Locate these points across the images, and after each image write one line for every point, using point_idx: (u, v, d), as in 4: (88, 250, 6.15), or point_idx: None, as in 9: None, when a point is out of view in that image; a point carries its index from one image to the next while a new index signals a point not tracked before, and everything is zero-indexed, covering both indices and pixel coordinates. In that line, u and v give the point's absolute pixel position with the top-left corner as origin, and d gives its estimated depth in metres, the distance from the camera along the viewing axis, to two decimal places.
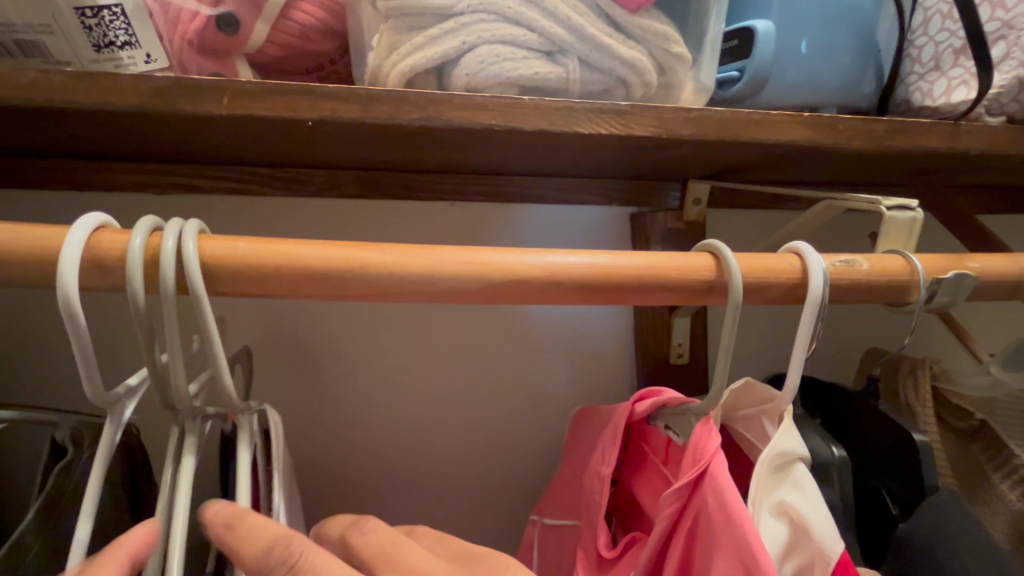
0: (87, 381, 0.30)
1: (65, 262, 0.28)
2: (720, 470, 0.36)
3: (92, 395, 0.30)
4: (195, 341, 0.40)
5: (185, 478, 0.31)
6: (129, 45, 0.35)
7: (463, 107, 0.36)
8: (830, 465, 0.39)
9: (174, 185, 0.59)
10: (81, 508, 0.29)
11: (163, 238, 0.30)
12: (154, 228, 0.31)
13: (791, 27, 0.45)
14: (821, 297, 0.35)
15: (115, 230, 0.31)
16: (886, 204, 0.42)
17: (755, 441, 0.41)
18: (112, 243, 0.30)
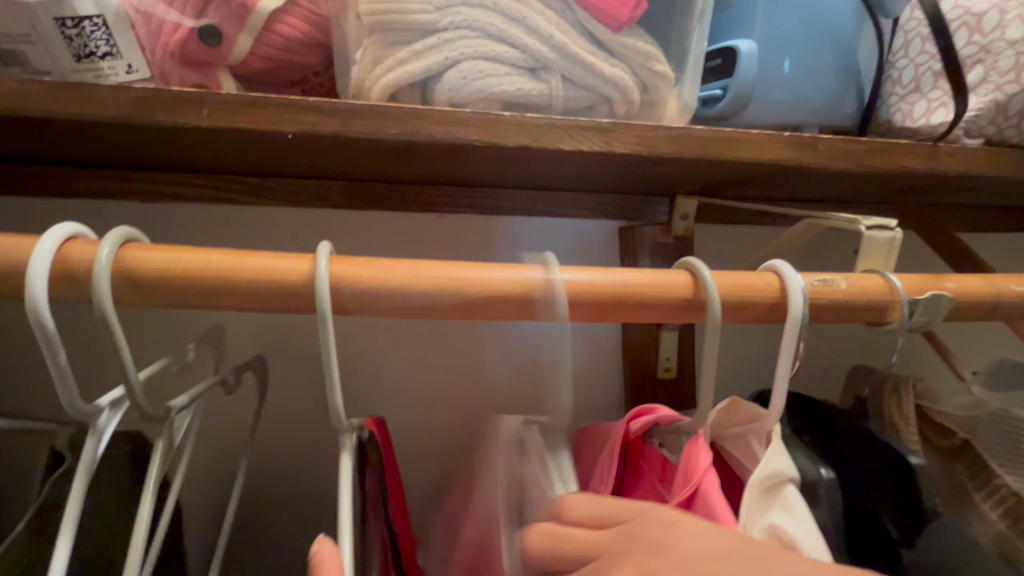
0: (63, 393, 0.29)
1: (33, 275, 0.28)
2: (712, 488, 0.35)
3: (68, 408, 0.30)
4: (193, 352, 0.40)
5: (348, 499, 0.30)
6: (110, 56, 0.35)
7: (445, 122, 0.36)
8: (817, 486, 0.39)
9: (161, 193, 0.59)
10: (62, 525, 0.29)
11: (317, 261, 0.31)
12: (126, 239, 0.31)
13: (773, 48, 0.46)
14: (801, 316, 0.35)
15: (89, 240, 0.31)
16: (866, 223, 0.42)
17: (742, 460, 0.41)
18: (83, 256, 0.29)
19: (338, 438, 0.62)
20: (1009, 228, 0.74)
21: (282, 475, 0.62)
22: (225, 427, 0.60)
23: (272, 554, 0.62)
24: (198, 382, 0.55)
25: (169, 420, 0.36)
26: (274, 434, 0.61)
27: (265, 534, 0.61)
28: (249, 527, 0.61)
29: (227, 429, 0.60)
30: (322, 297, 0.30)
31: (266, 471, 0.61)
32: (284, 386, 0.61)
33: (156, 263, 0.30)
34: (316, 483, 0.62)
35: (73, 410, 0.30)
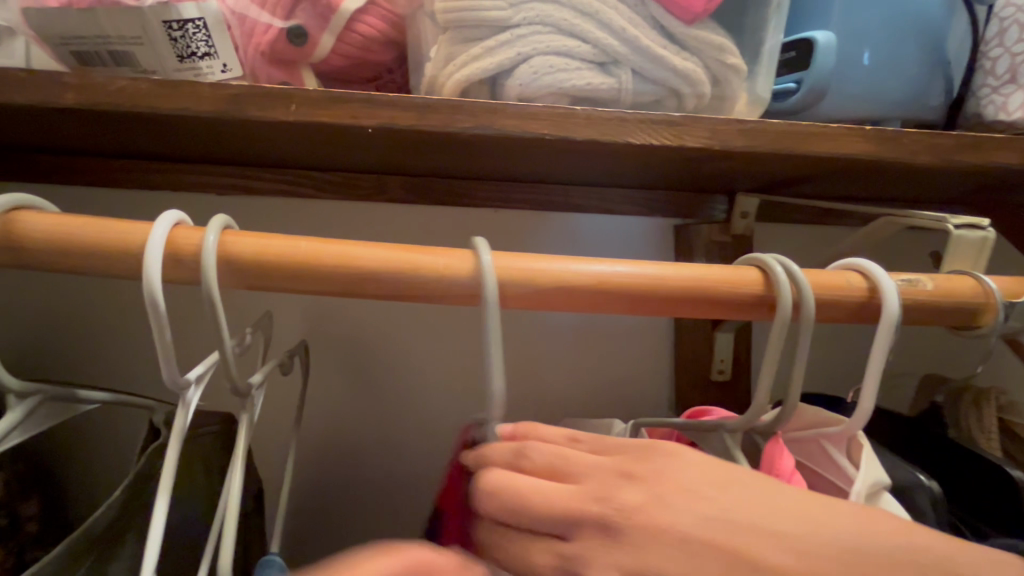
0: (169, 368, 0.31)
1: (148, 256, 0.30)
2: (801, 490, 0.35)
3: (168, 379, 0.32)
4: (250, 334, 0.41)
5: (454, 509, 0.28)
6: (208, 56, 0.37)
7: (517, 116, 0.37)
8: (916, 491, 0.37)
9: (237, 185, 0.63)
10: (162, 481, 0.32)
11: (482, 255, 0.33)
12: (223, 226, 0.33)
13: (854, 38, 0.44)
14: (897, 318, 0.34)
15: (190, 226, 0.33)
16: (954, 221, 0.40)
17: (810, 464, 0.39)
18: (187, 239, 0.31)
19: (394, 422, 0.65)
20: None
21: (340, 460, 0.64)
22: (288, 408, 0.63)
23: (329, 531, 0.64)
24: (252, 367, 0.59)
25: (249, 396, 0.37)
26: (334, 418, 0.64)
27: (325, 513, 0.64)
28: (309, 508, 0.64)
29: (289, 409, 0.63)
30: (488, 285, 0.32)
31: (326, 454, 0.64)
32: (347, 371, 0.64)
33: (256, 247, 0.32)
34: (373, 467, 0.65)
35: (176, 379, 0.32)
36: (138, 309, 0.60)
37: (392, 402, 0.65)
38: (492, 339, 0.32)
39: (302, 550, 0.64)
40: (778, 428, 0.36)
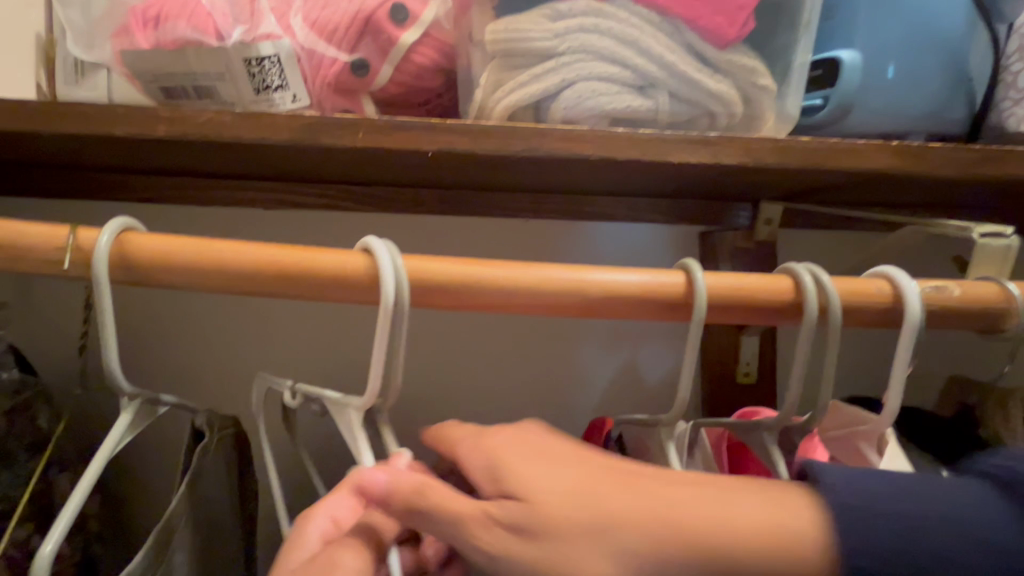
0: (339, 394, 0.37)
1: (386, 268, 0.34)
2: None
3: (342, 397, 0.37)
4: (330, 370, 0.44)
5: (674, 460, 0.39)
6: (281, 88, 0.41)
7: (563, 139, 0.40)
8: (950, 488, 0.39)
9: (286, 201, 0.67)
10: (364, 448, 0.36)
11: (694, 273, 0.36)
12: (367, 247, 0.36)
13: (878, 56, 0.46)
14: (919, 323, 0.36)
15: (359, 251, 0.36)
16: (978, 230, 0.42)
17: (846, 462, 0.41)
18: (300, 261, 0.34)
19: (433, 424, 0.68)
20: None
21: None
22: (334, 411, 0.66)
23: None
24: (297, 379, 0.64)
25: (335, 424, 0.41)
26: None
27: None
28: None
29: None
30: (703, 296, 0.35)
31: None
32: None
33: (306, 266, 0.35)
34: None
35: (364, 409, 0.36)
36: (201, 319, 0.63)
37: (431, 405, 0.68)
38: (696, 345, 0.36)
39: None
40: (813, 430, 0.38)
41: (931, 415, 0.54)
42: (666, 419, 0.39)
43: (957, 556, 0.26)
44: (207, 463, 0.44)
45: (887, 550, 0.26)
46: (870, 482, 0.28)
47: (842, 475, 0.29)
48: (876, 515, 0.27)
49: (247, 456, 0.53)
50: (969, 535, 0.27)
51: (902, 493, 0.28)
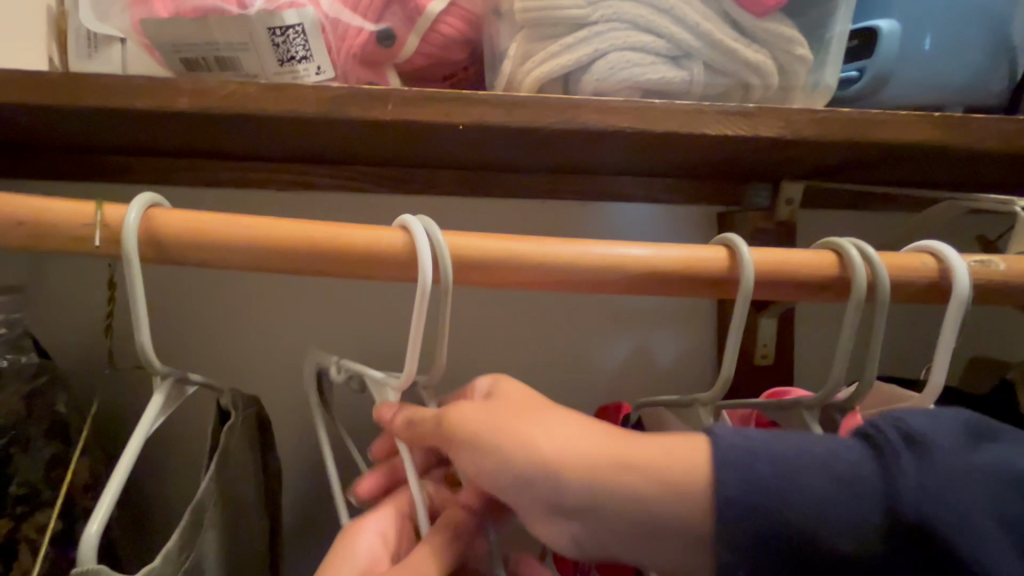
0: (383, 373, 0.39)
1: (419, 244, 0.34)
2: None
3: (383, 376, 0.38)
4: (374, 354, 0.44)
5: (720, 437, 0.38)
6: (306, 59, 0.40)
7: (598, 111, 0.39)
8: None
9: (301, 182, 0.65)
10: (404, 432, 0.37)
11: (738, 247, 0.35)
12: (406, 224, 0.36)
13: (917, 26, 0.45)
14: (967, 297, 0.35)
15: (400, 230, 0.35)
16: (1021, 204, 0.41)
17: None
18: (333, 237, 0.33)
19: None
20: None
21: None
22: None
23: None
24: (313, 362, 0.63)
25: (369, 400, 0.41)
26: None
27: None
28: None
29: None
30: (747, 270, 0.34)
31: None
32: None
33: (336, 245, 0.34)
34: None
35: (401, 388, 0.37)
36: (211, 301, 0.61)
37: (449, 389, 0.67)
38: (740, 322, 0.35)
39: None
40: (855, 405, 0.38)
41: (962, 395, 0.53)
42: (702, 397, 0.39)
43: (820, 496, 0.29)
44: (233, 444, 0.44)
45: (752, 489, 0.29)
46: (747, 433, 0.31)
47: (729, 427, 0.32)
48: (751, 459, 0.30)
49: (271, 438, 0.52)
50: (833, 479, 0.29)
51: (779, 440, 0.30)
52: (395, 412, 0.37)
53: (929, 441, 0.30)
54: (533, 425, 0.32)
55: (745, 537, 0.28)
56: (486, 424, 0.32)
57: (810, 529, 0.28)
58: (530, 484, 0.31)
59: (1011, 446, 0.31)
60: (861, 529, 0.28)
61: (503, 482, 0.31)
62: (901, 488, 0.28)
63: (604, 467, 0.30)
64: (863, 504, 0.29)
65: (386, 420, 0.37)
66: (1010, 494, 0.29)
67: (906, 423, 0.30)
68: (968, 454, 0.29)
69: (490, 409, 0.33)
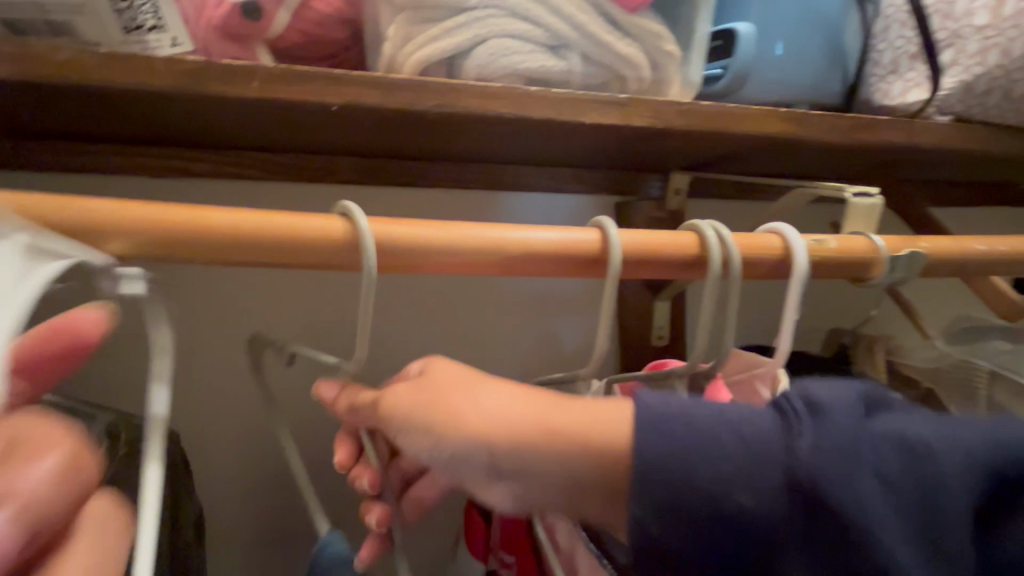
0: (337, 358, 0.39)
1: None
2: None
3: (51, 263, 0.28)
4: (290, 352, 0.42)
5: None
6: (157, 28, 0.36)
7: (476, 96, 0.39)
8: None
9: (178, 170, 0.59)
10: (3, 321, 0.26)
11: (607, 228, 0.37)
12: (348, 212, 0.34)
13: (769, 30, 0.49)
14: (805, 272, 0.39)
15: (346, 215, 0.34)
16: (850, 191, 0.47)
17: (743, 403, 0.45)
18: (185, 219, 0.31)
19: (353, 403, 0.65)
20: (975, 202, 0.79)
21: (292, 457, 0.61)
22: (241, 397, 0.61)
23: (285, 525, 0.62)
24: (195, 363, 0.58)
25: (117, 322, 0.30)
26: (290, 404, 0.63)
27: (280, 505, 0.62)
28: (262, 503, 0.61)
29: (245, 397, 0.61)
30: (616, 251, 0.36)
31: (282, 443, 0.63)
32: None
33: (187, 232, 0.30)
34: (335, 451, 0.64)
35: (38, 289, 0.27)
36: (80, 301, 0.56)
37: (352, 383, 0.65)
38: (612, 299, 0.37)
39: (257, 549, 0.61)
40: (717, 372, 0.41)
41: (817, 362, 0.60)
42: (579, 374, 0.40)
43: (726, 460, 0.30)
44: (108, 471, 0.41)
45: (667, 450, 0.30)
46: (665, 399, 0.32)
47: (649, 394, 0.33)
48: (668, 424, 0.31)
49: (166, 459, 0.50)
50: (739, 444, 0.31)
51: (695, 403, 0.32)
52: (338, 394, 0.39)
53: (829, 407, 0.32)
54: (457, 399, 0.31)
55: (654, 496, 0.30)
56: (416, 404, 0.32)
57: (715, 489, 0.30)
58: (466, 460, 0.30)
59: (896, 413, 0.33)
60: (761, 488, 0.30)
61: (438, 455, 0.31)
62: (796, 450, 0.30)
63: (542, 437, 0.30)
64: (766, 467, 0.30)
65: (330, 400, 0.40)
66: (895, 457, 0.31)
67: (805, 389, 0.33)
68: (860, 419, 0.32)
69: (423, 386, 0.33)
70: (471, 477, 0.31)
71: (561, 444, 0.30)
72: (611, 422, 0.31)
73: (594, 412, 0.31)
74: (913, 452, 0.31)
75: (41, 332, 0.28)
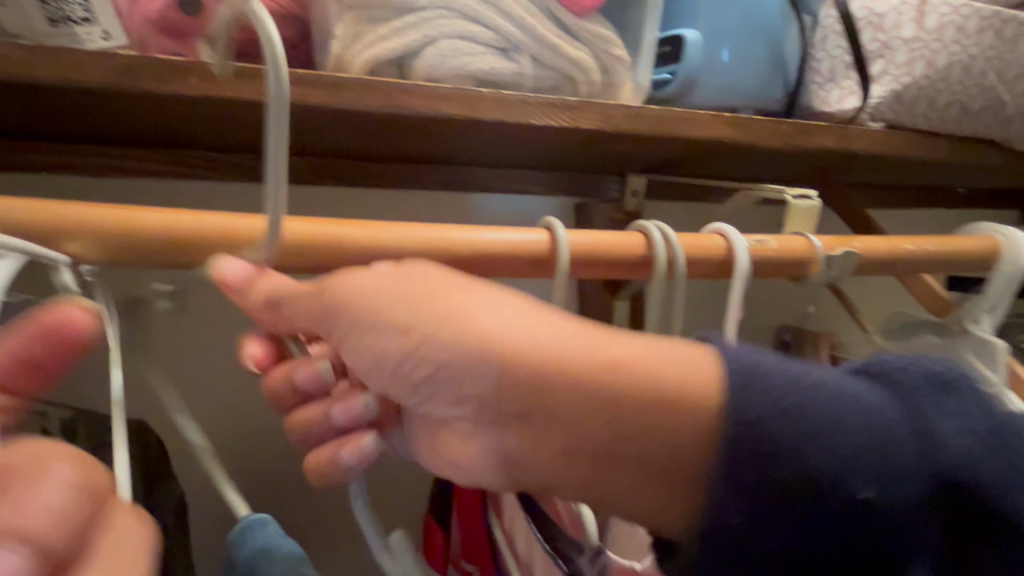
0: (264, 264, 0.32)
1: None
2: None
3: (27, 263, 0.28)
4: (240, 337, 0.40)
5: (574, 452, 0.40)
6: (87, 21, 0.35)
7: (425, 97, 0.39)
8: None
9: (114, 169, 0.55)
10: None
11: (555, 229, 0.37)
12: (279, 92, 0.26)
13: (715, 37, 0.51)
14: (746, 271, 0.41)
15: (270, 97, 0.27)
16: (791, 193, 0.49)
17: None
18: (114, 221, 0.29)
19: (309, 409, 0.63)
20: (909, 205, 0.84)
21: (246, 462, 0.60)
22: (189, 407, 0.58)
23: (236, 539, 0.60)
24: (137, 371, 0.55)
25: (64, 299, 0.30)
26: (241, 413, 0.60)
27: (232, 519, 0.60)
28: (213, 516, 0.59)
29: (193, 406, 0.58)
30: (565, 252, 0.37)
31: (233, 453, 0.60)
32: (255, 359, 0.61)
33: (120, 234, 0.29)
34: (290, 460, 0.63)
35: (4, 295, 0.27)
36: None
37: None
38: (562, 299, 0.37)
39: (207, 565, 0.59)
40: None
41: None
42: None
43: (841, 434, 0.28)
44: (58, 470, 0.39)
45: (780, 431, 0.27)
46: (750, 351, 0.30)
47: (738, 345, 0.30)
48: (772, 382, 0.28)
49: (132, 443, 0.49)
50: (854, 423, 0.28)
51: (803, 375, 0.29)
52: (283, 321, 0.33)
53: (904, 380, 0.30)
54: (448, 326, 0.28)
55: (782, 487, 0.27)
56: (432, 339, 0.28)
57: (832, 470, 0.27)
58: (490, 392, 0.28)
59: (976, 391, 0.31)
60: (880, 478, 0.27)
61: (406, 369, 0.28)
62: (943, 432, 0.29)
63: (595, 371, 0.27)
64: (896, 453, 0.28)
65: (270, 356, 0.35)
66: (986, 442, 0.29)
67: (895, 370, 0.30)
68: (942, 394, 0.30)
69: (395, 287, 0.29)
70: (486, 399, 0.28)
71: (581, 388, 0.27)
72: (682, 366, 0.28)
73: (650, 361, 0.28)
74: (1001, 431, 0.30)
75: (29, 330, 0.25)
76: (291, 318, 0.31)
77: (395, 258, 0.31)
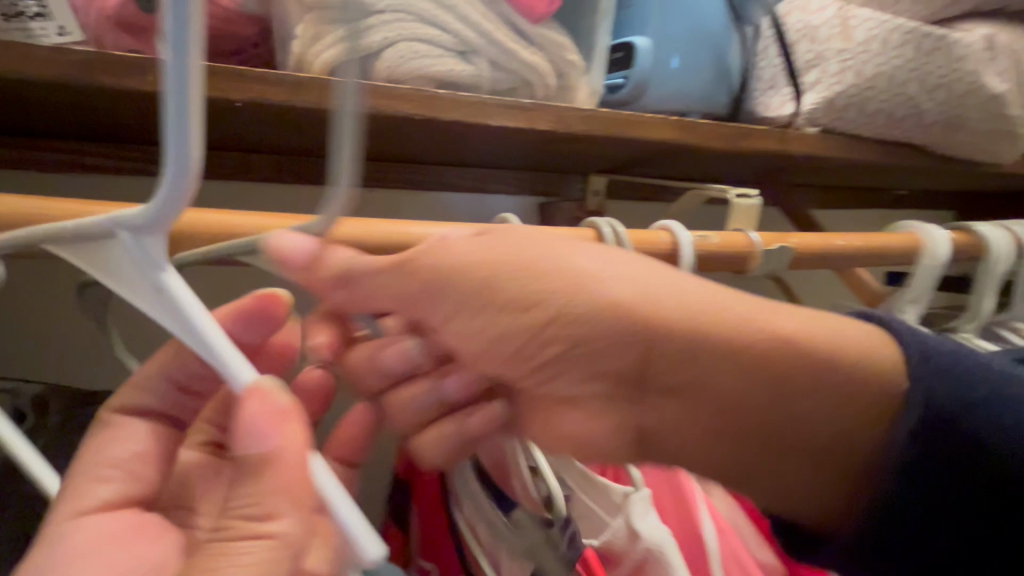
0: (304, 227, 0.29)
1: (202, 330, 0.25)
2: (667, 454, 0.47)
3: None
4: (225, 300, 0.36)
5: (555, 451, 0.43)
6: (41, 16, 0.35)
7: (384, 97, 0.41)
8: None
9: (87, 167, 0.55)
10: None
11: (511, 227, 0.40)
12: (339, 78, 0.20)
13: (665, 45, 0.54)
14: (689, 264, 0.43)
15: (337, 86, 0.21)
16: (735, 192, 0.52)
17: None
18: None
19: None
20: (851, 205, 0.90)
21: None
22: None
23: None
24: None
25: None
26: None
27: None
28: None
29: None
30: None
31: None
32: None
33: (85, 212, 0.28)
34: None
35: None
36: None
37: None
38: None
39: None
40: None
41: None
42: None
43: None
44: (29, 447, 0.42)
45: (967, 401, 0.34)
46: (895, 329, 0.37)
47: (904, 324, 0.37)
48: (943, 360, 0.35)
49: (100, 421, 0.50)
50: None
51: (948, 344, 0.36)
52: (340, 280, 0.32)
53: None
54: (580, 312, 0.33)
55: (942, 443, 0.34)
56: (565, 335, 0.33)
57: (990, 433, 0.33)
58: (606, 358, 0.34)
59: None
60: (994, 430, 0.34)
61: (534, 350, 0.34)
62: None
63: (714, 337, 0.34)
64: None
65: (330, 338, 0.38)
66: None
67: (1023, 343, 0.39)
68: None
69: (499, 269, 0.32)
70: (712, 379, 0.35)
71: (728, 344, 0.34)
72: (856, 336, 0.36)
73: (832, 335, 0.35)
74: None
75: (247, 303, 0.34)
76: (368, 294, 0.32)
77: (472, 226, 0.35)
